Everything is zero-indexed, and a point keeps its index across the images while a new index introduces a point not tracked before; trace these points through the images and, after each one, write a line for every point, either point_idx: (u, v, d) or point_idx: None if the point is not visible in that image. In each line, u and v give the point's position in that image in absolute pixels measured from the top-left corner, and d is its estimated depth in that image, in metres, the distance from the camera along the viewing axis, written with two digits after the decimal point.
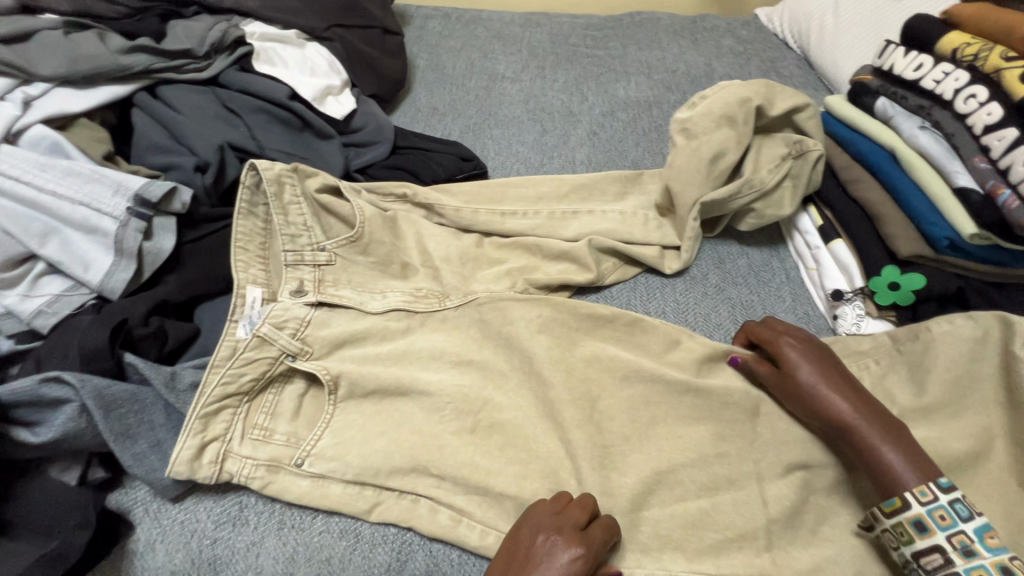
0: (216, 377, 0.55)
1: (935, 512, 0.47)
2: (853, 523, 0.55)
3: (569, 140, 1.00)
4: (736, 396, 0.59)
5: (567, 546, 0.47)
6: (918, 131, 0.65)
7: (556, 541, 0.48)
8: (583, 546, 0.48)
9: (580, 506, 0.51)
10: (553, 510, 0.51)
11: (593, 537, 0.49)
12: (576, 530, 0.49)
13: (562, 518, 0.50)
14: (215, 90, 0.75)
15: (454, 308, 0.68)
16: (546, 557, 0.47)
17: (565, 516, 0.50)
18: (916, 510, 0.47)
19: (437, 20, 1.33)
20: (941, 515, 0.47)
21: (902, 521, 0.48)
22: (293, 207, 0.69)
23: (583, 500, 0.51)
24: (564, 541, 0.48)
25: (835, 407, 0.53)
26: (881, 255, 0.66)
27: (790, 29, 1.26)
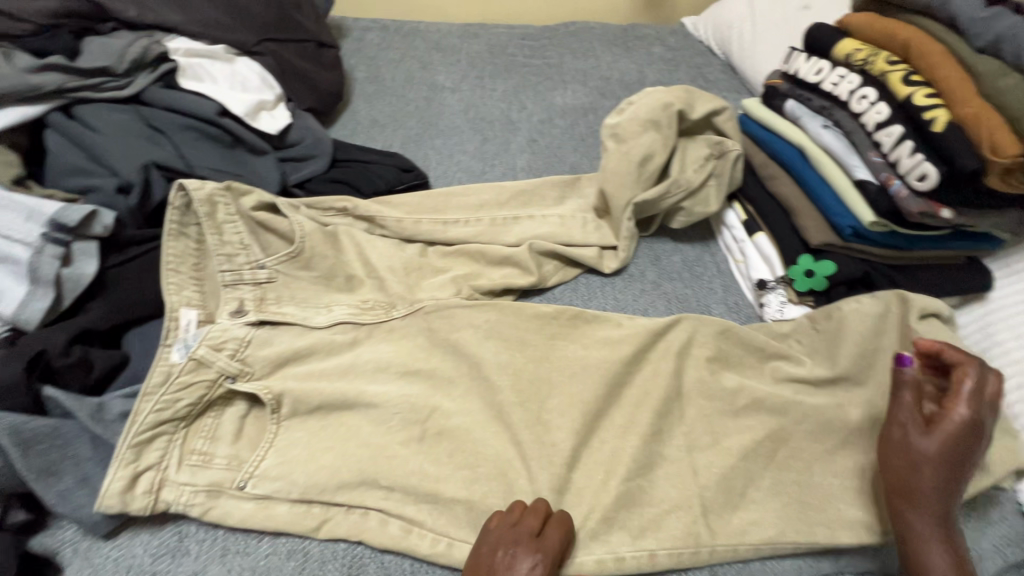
0: (148, 405, 0.53)
1: None
2: (781, 497, 0.59)
3: (510, 147, 1.02)
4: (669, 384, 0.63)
5: (526, 553, 0.49)
6: (821, 129, 0.71)
7: (516, 550, 0.50)
8: (542, 547, 0.50)
9: (533, 510, 0.53)
10: (510, 522, 0.52)
11: (550, 542, 0.51)
12: (534, 536, 0.51)
13: (516, 530, 0.51)
14: (137, 107, 0.73)
15: (399, 318, 0.68)
16: (507, 571, 0.49)
17: (519, 522, 0.52)
18: None
19: (375, 32, 1.33)
20: None
21: None
22: (228, 226, 0.67)
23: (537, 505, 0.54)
24: (524, 548, 0.50)
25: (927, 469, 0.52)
26: (796, 245, 0.72)
27: (713, 36, 1.34)
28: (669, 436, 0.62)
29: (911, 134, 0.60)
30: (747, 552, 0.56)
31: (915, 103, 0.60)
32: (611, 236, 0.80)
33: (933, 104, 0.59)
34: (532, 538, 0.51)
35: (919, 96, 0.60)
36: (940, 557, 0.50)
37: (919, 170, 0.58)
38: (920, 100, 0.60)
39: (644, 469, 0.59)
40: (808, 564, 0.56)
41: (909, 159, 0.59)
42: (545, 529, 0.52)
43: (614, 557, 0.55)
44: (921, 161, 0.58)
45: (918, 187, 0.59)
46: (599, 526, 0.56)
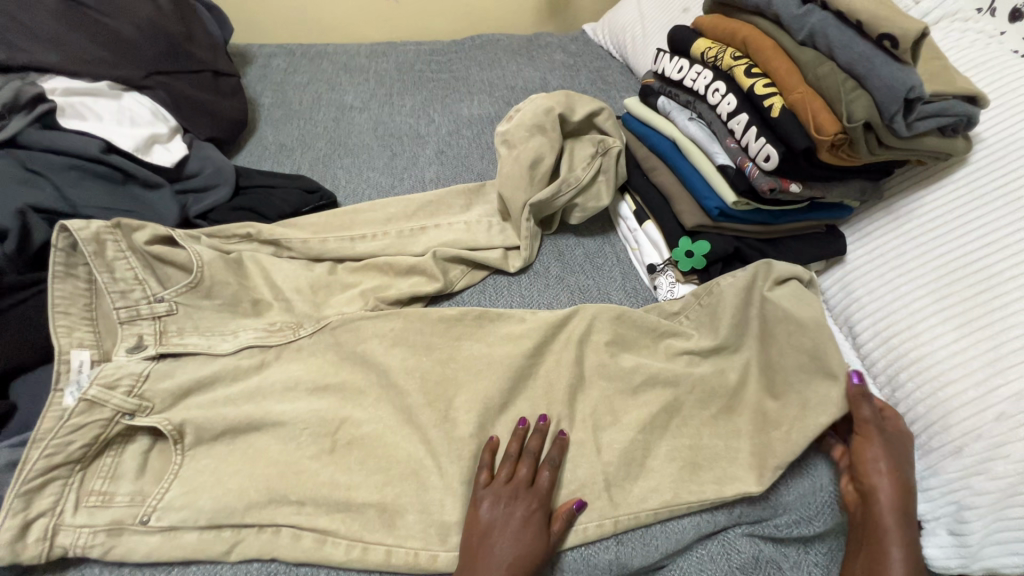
0: (37, 451, 0.52)
1: None
2: (677, 460, 0.63)
3: (418, 161, 1.04)
4: (566, 370, 0.67)
5: (524, 501, 0.57)
6: (688, 122, 0.78)
7: (513, 497, 0.57)
8: (540, 491, 0.58)
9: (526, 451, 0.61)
10: (505, 479, 0.59)
11: (543, 490, 0.58)
12: (530, 482, 0.59)
13: (513, 482, 0.59)
14: (13, 151, 0.71)
15: (308, 336, 0.69)
16: (505, 518, 0.56)
17: (517, 467, 0.59)
18: None
19: (281, 57, 1.34)
20: None
21: None
22: (120, 262, 0.66)
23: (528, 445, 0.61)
24: (520, 493, 0.57)
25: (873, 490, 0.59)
26: (676, 229, 0.78)
27: (611, 40, 1.42)
28: (573, 419, 0.66)
29: (755, 121, 0.67)
30: (647, 517, 0.60)
31: (756, 93, 0.67)
32: (515, 236, 0.83)
33: (770, 93, 0.66)
34: (527, 483, 0.58)
35: (758, 86, 0.67)
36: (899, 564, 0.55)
37: (763, 152, 0.65)
38: (759, 90, 0.67)
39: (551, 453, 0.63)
40: (703, 520, 0.61)
41: (755, 142, 0.66)
42: (538, 473, 0.60)
43: None
44: (764, 144, 0.65)
45: (765, 167, 0.66)
46: None
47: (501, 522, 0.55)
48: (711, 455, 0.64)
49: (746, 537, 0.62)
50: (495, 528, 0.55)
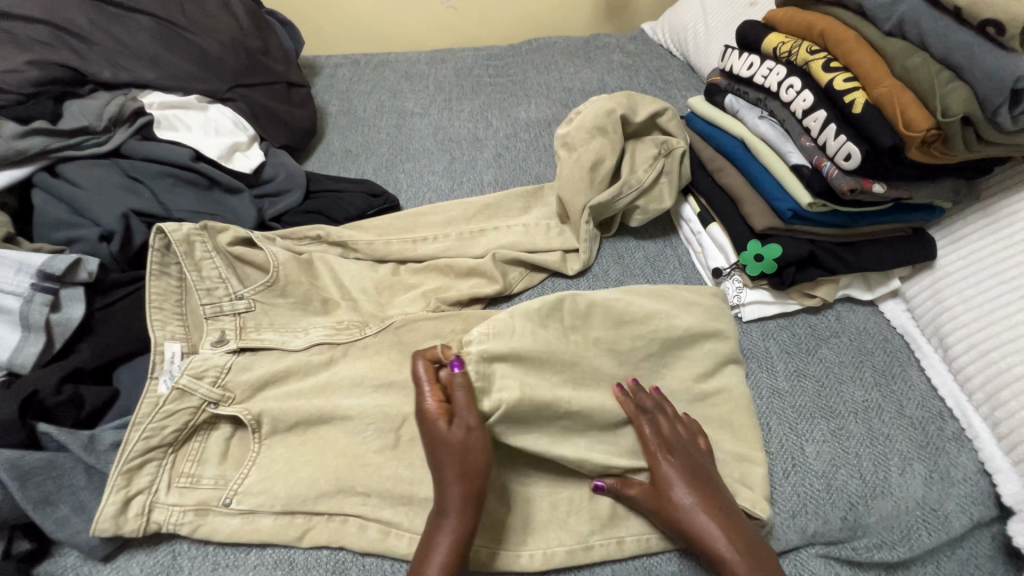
0: (136, 434, 0.57)
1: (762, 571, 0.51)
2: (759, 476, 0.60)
3: (477, 164, 1.06)
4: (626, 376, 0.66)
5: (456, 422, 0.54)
6: (758, 120, 0.74)
7: (441, 430, 0.53)
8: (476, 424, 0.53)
9: (432, 391, 0.55)
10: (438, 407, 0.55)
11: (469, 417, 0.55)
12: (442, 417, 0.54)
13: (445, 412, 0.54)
14: (117, 161, 0.78)
15: (373, 335, 0.72)
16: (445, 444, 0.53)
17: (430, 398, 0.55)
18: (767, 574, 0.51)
19: (347, 67, 1.40)
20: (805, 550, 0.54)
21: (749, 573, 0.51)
22: (206, 262, 0.71)
23: (427, 380, 0.56)
24: (446, 426, 0.53)
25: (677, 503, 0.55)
26: (744, 232, 0.75)
27: (671, 38, 1.38)
28: None
29: (835, 117, 0.63)
30: None
31: (836, 88, 0.63)
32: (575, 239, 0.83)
33: (852, 87, 0.62)
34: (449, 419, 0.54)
35: (838, 80, 0.63)
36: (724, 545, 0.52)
37: (843, 150, 0.61)
38: (839, 84, 0.63)
39: None
40: (775, 540, 0.58)
41: (834, 140, 0.62)
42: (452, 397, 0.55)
43: (583, 546, 0.57)
44: (845, 142, 0.61)
45: (845, 166, 0.62)
46: (566, 516, 0.59)
47: (445, 458, 0.52)
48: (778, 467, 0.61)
49: (821, 559, 0.58)
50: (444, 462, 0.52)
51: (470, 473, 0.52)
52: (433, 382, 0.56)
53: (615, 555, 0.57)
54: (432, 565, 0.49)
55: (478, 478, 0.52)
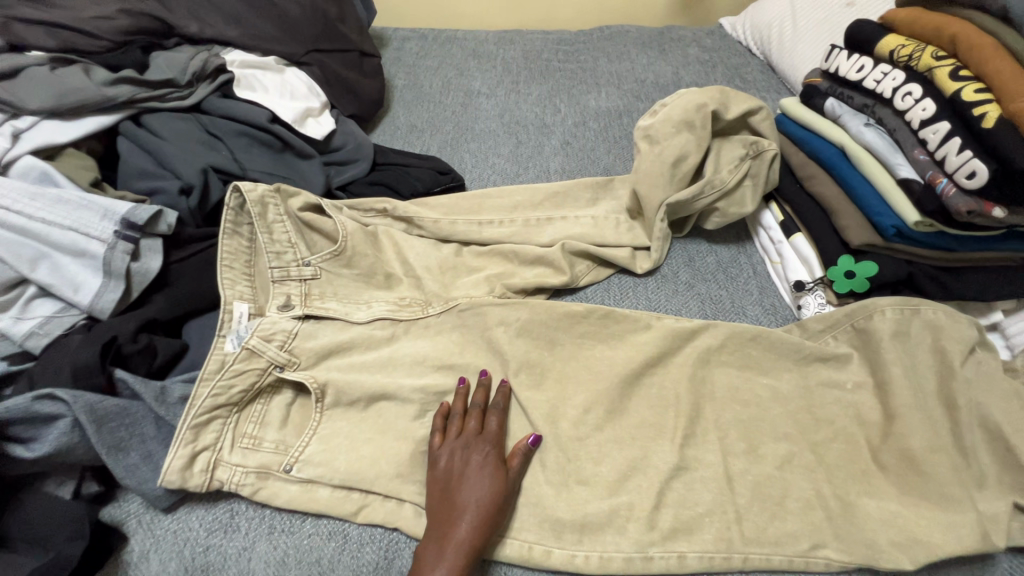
0: (205, 390, 0.57)
1: None
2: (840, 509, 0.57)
3: (544, 150, 1.03)
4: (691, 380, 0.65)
5: (488, 475, 0.55)
6: (863, 127, 0.69)
7: (476, 472, 0.55)
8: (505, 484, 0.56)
9: (492, 436, 0.59)
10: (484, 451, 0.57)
11: (511, 474, 0.57)
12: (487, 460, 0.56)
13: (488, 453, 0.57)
14: (198, 116, 0.78)
15: (435, 315, 0.71)
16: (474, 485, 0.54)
17: (481, 439, 0.58)
18: None
19: (414, 41, 1.38)
20: None
21: None
22: (278, 225, 0.71)
23: (494, 431, 0.59)
24: (484, 467, 0.55)
25: None
26: (836, 246, 0.70)
27: (752, 36, 1.32)
28: (700, 440, 0.63)
29: (959, 131, 0.58)
30: (780, 561, 0.56)
31: (963, 99, 0.58)
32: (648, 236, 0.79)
33: (983, 99, 0.57)
34: (497, 464, 0.56)
35: (967, 91, 0.58)
36: None
37: (967, 167, 0.56)
38: (968, 95, 0.58)
39: (677, 471, 0.61)
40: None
41: (956, 156, 0.57)
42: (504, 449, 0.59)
43: (642, 556, 0.56)
44: (970, 158, 0.56)
45: (966, 185, 0.57)
46: (625, 522, 0.58)
47: (469, 493, 0.54)
48: (855, 494, 0.58)
49: None
50: (461, 495, 0.54)
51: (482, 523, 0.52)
52: (494, 433, 0.59)
53: (675, 569, 0.56)
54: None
55: (492, 525, 0.53)
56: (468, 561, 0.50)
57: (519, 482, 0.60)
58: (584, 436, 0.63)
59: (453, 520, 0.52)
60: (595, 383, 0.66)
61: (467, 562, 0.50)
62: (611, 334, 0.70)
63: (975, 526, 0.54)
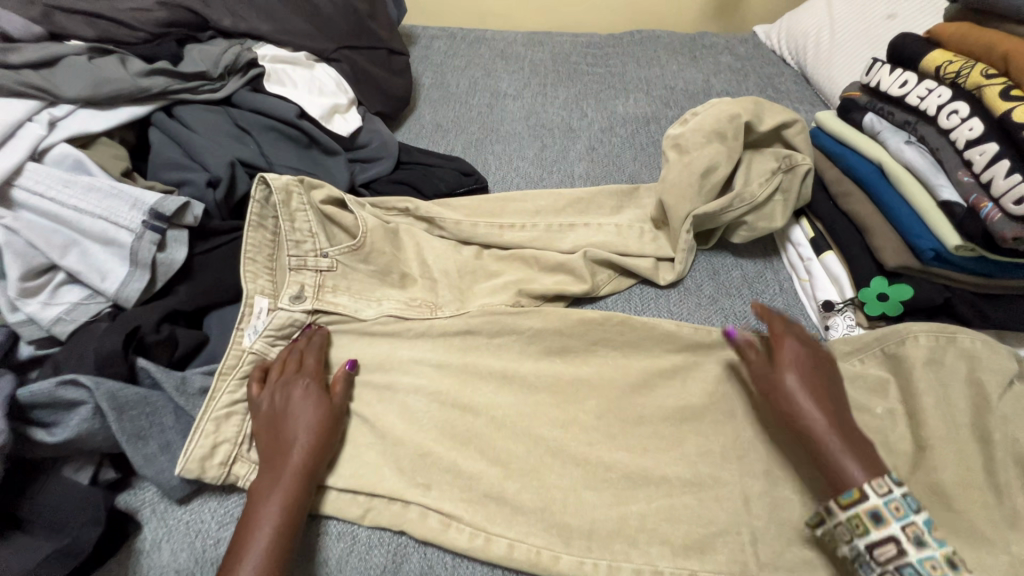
0: (223, 386, 0.59)
1: (891, 504, 0.47)
2: None
3: (569, 154, 1.02)
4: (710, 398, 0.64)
5: (314, 404, 0.57)
6: (904, 145, 0.67)
7: (302, 405, 0.56)
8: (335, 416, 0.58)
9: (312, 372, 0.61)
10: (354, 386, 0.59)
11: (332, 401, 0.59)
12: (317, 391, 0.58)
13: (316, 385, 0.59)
14: (229, 109, 0.78)
15: (446, 317, 0.70)
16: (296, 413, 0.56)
17: (299, 374, 0.59)
18: (874, 503, 0.47)
19: (442, 40, 1.38)
20: (897, 506, 0.46)
21: (858, 515, 0.47)
22: (300, 214, 0.71)
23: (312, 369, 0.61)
24: (306, 398, 0.57)
25: (807, 412, 0.53)
26: (869, 267, 0.68)
27: (786, 45, 1.29)
28: (718, 459, 0.61)
29: (1008, 153, 0.56)
30: None
31: (1013, 119, 0.55)
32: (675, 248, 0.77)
33: None
34: (318, 393, 0.58)
35: (1019, 111, 0.55)
36: (854, 469, 0.49)
37: (1015, 193, 0.54)
38: (1019, 115, 0.55)
39: (693, 489, 0.59)
40: None
41: (1003, 180, 0.55)
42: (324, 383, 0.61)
43: (651, 568, 0.54)
44: (1018, 183, 0.54)
45: (1013, 211, 0.54)
46: (637, 535, 0.56)
47: (293, 423, 0.55)
48: None
49: None
50: (281, 426, 0.55)
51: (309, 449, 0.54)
52: (313, 368, 0.61)
53: None
54: (273, 500, 0.51)
55: (320, 448, 0.55)
56: (303, 482, 0.52)
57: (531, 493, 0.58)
58: (598, 448, 0.61)
59: (287, 449, 0.54)
60: (612, 393, 0.65)
61: (303, 485, 0.52)
62: (631, 344, 0.68)
63: (1005, 569, 0.51)
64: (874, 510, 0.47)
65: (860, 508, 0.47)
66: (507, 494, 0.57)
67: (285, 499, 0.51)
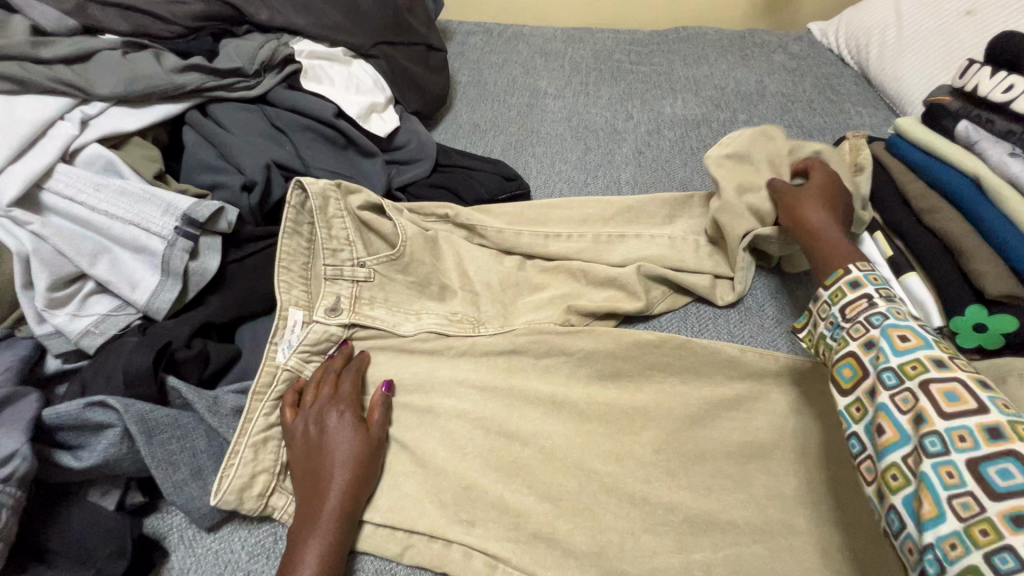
0: (259, 406, 0.55)
1: (955, 430, 0.43)
2: None
3: (614, 159, 0.96)
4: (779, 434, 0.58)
5: (351, 437, 0.53)
6: (1008, 158, 0.60)
7: (338, 433, 0.52)
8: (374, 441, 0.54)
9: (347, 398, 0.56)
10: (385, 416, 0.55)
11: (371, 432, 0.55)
12: (351, 421, 0.54)
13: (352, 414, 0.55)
14: (264, 108, 0.75)
15: (487, 336, 0.65)
16: (333, 447, 0.52)
17: (334, 401, 0.55)
18: (931, 416, 0.44)
19: (479, 35, 1.33)
20: (961, 434, 0.42)
21: (860, 396, 0.50)
22: (337, 220, 0.67)
23: (346, 394, 0.56)
24: (344, 429, 0.53)
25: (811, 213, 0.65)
26: (965, 293, 0.59)
27: (845, 44, 1.20)
28: (790, 503, 0.55)
29: None
30: None
31: None
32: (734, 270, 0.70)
33: None
34: (356, 424, 0.54)
35: None
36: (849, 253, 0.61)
37: None
38: None
39: (763, 536, 0.53)
40: None
41: None
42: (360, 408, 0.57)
43: None
44: None
45: None
46: None
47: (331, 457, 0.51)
48: None
49: None
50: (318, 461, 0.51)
51: (347, 488, 0.50)
52: (348, 393, 0.57)
53: None
54: (308, 550, 0.47)
55: (358, 487, 0.51)
56: (341, 527, 0.49)
57: (582, 533, 0.53)
58: (655, 485, 0.56)
59: (322, 488, 0.50)
60: (672, 425, 0.59)
61: (340, 532, 0.48)
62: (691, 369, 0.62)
63: None
64: (871, 387, 0.49)
65: (861, 385, 0.50)
66: (556, 535, 0.53)
67: (326, 536, 0.48)
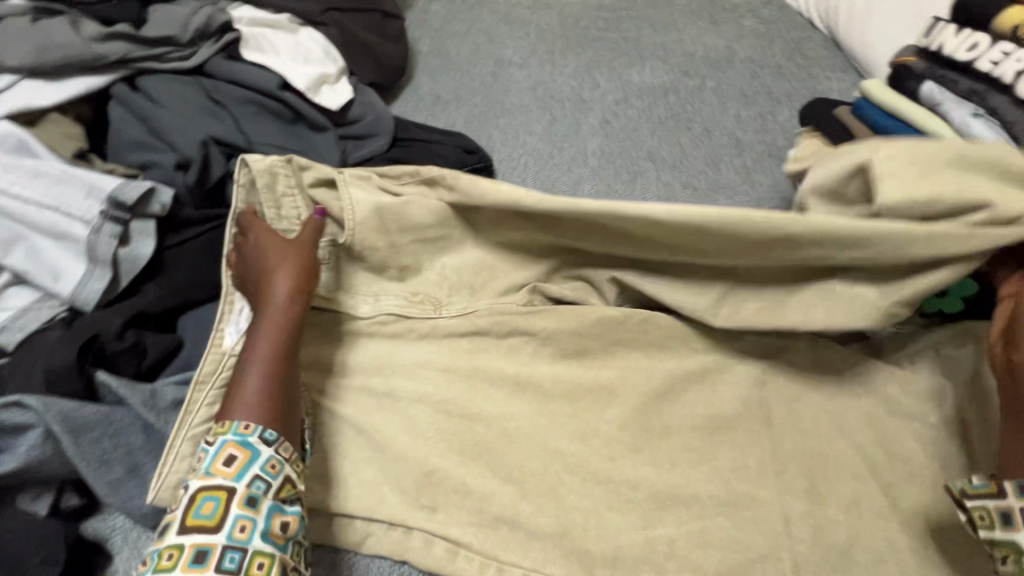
0: (200, 396, 0.50)
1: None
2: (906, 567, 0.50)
3: (581, 129, 0.93)
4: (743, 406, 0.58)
5: (279, 287, 0.51)
6: (970, 118, 0.59)
7: (270, 287, 0.51)
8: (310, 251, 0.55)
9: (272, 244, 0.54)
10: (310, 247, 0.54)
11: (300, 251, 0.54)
12: (276, 274, 0.52)
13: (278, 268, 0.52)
14: (201, 79, 0.69)
15: (448, 319, 0.62)
16: (264, 298, 0.51)
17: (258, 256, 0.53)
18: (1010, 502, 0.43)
19: (441, 2, 1.26)
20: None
21: (985, 508, 0.44)
22: (287, 198, 0.61)
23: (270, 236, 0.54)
24: (273, 289, 0.51)
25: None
26: None
27: (816, 7, 1.18)
28: (755, 475, 0.54)
29: None
30: None
31: None
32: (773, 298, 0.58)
33: None
34: (283, 264, 0.52)
35: None
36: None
37: None
38: None
39: (728, 509, 0.53)
40: None
41: None
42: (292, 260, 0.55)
43: None
44: None
45: None
46: (663, 560, 0.50)
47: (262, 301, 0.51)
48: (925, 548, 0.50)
49: None
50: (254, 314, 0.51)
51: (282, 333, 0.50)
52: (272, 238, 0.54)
53: None
54: (251, 376, 0.48)
55: (294, 324, 0.51)
56: (290, 325, 0.51)
57: (547, 514, 0.52)
58: (620, 462, 0.55)
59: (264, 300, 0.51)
60: (638, 401, 0.58)
61: (283, 363, 0.49)
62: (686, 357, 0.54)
63: None
64: (1006, 511, 0.43)
65: (994, 501, 0.44)
66: (520, 518, 0.51)
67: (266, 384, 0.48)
